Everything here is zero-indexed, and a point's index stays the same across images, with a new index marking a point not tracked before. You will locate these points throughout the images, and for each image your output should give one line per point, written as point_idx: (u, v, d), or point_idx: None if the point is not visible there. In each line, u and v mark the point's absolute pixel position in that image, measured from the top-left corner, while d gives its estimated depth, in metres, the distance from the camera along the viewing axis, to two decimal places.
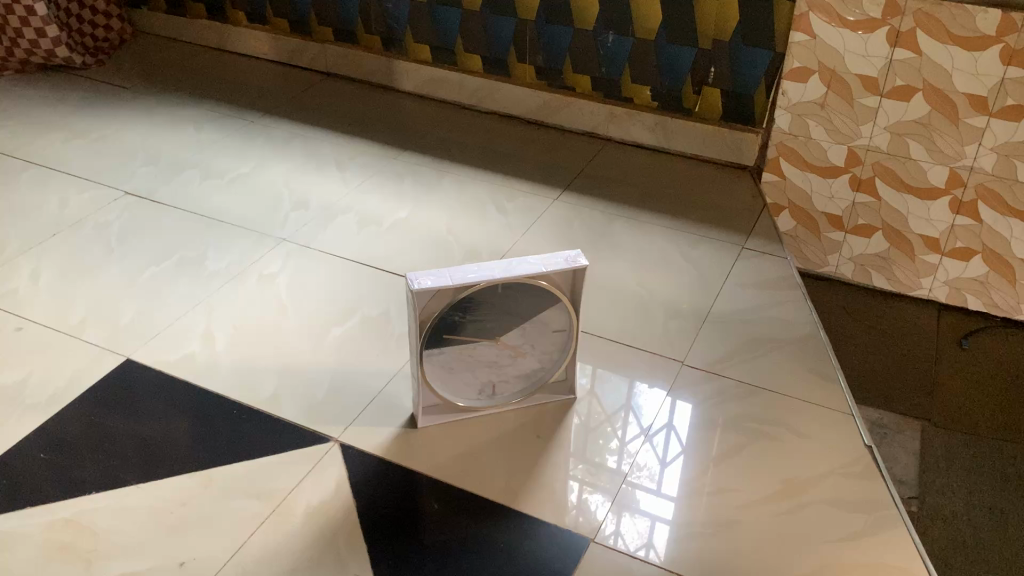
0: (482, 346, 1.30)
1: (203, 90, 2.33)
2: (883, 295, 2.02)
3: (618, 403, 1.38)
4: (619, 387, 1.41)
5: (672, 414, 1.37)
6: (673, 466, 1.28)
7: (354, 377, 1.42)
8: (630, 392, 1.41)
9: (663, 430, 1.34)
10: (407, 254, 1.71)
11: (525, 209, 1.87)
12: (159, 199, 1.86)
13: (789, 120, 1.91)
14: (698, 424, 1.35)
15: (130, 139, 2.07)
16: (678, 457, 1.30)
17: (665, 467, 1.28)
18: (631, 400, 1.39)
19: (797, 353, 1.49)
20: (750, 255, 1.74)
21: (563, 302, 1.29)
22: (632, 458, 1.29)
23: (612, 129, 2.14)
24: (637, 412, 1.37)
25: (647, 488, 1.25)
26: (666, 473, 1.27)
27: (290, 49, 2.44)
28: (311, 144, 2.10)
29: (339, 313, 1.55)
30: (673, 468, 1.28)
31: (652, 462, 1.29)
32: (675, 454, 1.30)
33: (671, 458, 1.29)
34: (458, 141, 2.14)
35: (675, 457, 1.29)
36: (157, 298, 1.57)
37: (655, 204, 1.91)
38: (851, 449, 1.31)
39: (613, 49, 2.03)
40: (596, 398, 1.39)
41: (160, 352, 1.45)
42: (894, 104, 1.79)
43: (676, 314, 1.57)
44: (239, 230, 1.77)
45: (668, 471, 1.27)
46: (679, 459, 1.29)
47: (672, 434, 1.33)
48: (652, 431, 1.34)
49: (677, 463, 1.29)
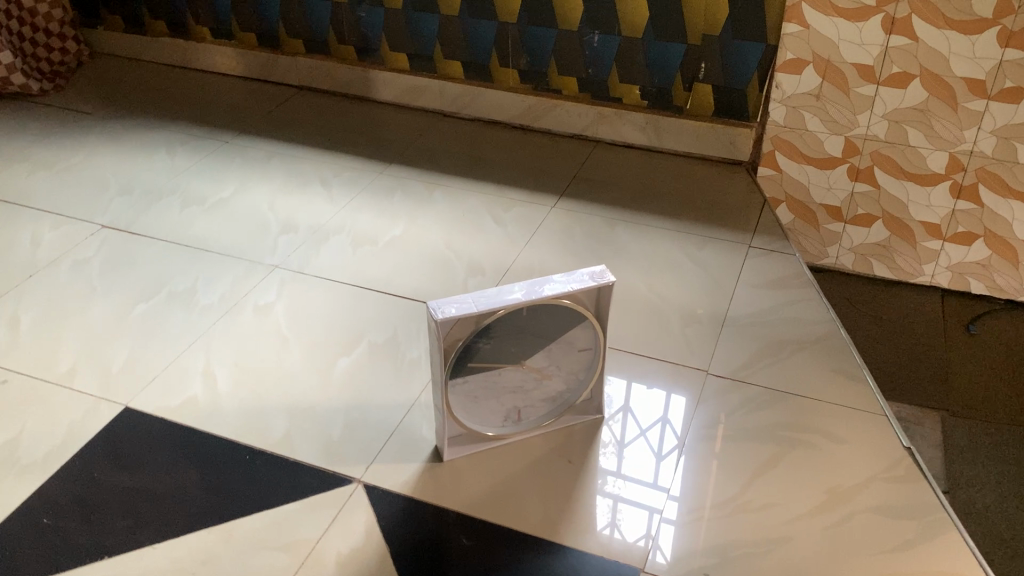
0: (506, 371, 1.23)
1: (172, 111, 2.23)
2: (881, 284, 2.00)
3: (615, 403, 1.36)
4: (618, 390, 1.39)
5: (667, 410, 1.35)
6: (671, 461, 1.27)
7: (368, 411, 1.35)
8: (623, 391, 1.38)
9: (657, 424, 1.33)
10: (407, 275, 1.64)
11: (523, 218, 1.81)
12: (138, 230, 1.76)
13: (784, 113, 1.87)
14: (691, 419, 1.34)
15: (100, 167, 1.97)
16: (676, 452, 1.28)
17: (662, 462, 1.26)
18: (626, 399, 1.37)
19: (821, 352, 1.45)
20: (758, 253, 1.70)
21: (590, 321, 1.23)
22: (628, 455, 1.27)
23: (602, 130, 2.09)
24: (634, 412, 1.34)
25: (645, 483, 1.23)
26: (660, 467, 1.26)
27: (260, 63, 2.36)
28: (291, 161, 2.02)
29: (344, 341, 1.48)
30: (670, 464, 1.27)
31: (647, 456, 1.27)
32: (672, 449, 1.29)
33: (668, 453, 1.28)
34: (444, 151, 2.07)
35: (671, 452, 1.28)
36: (148, 338, 1.49)
37: (653, 206, 1.87)
38: (890, 452, 1.27)
39: (599, 48, 1.98)
40: (620, 412, 1.34)
41: (160, 398, 1.37)
42: (891, 92, 1.76)
43: (692, 320, 1.53)
44: (229, 259, 1.68)
45: (662, 464, 1.26)
46: (677, 455, 1.28)
47: (667, 427, 1.32)
48: (648, 428, 1.32)
49: (673, 459, 1.27)
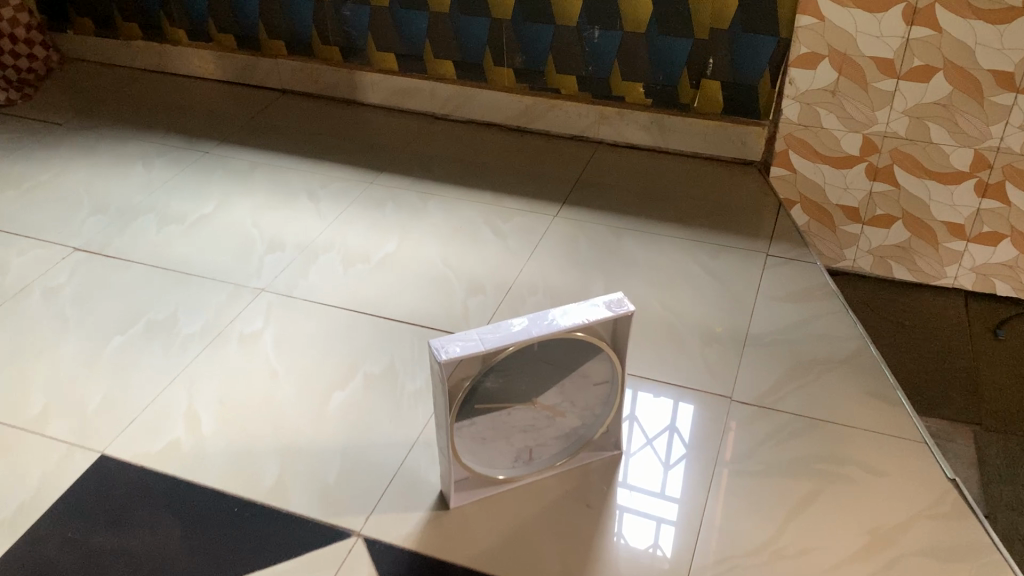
0: (517, 409, 1.12)
1: (148, 119, 2.11)
2: (903, 288, 1.90)
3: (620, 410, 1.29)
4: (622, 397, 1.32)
5: (675, 418, 1.29)
6: (676, 469, 1.21)
7: (364, 452, 1.24)
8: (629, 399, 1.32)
9: (665, 432, 1.27)
10: (403, 296, 1.53)
11: (524, 229, 1.70)
12: (113, 253, 1.65)
13: (797, 110, 1.76)
14: (699, 425, 1.28)
15: (71, 183, 1.84)
16: (681, 459, 1.23)
17: (667, 469, 1.21)
18: (632, 408, 1.30)
19: (850, 372, 1.36)
20: (776, 262, 1.60)
21: (606, 353, 1.12)
22: (634, 464, 1.22)
23: (603, 131, 1.99)
24: (638, 420, 1.29)
25: (649, 490, 1.18)
26: (668, 476, 1.20)
27: (240, 67, 2.24)
28: (276, 171, 1.90)
29: (338, 372, 1.37)
30: (675, 472, 1.21)
31: (654, 465, 1.22)
32: (677, 456, 1.23)
33: (673, 461, 1.23)
34: (438, 157, 1.96)
35: (677, 460, 1.23)
36: (126, 375, 1.38)
37: (661, 212, 1.76)
38: (933, 485, 1.17)
39: (599, 44, 1.86)
40: (635, 437, 1.26)
41: (139, 444, 1.26)
42: (912, 87, 1.65)
43: (711, 340, 1.42)
44: (212, 282, 1.57)
45: (671, 474, 1.20)
46: (682, 463, 1.22)
47: (675, 436, 1.26)
48: (655, 437, 1.26)
49: (678, 466, 1.22)
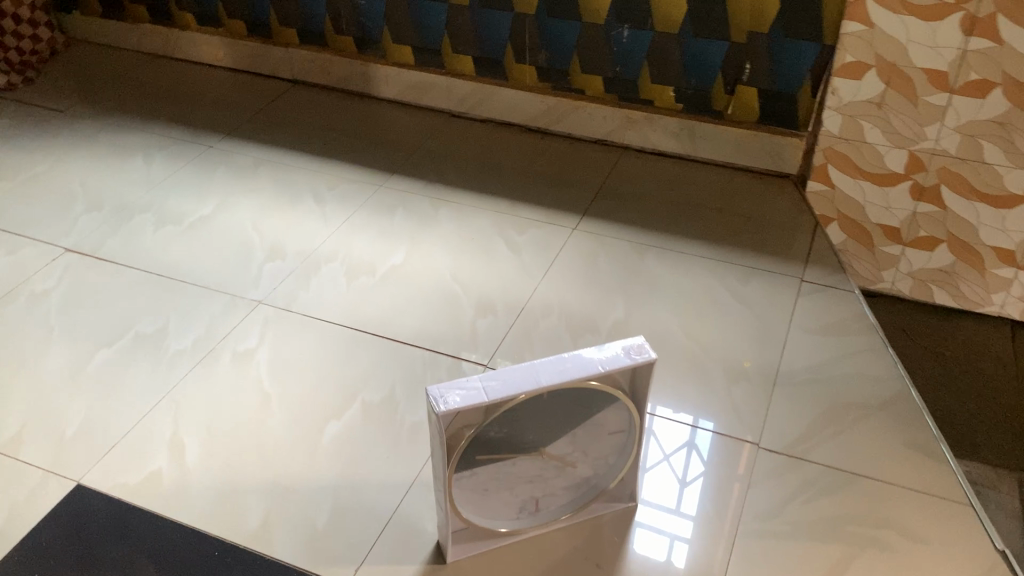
0: (521, 459, 1.02)
1: (152, 108, 2.02)
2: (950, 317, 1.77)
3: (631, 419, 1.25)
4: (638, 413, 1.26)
5: (694, 434, 1.23)
6: (693, 486, 1.16)
7: (357, 494, 1.15)
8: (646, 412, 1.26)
9: (683, 448, 1.21)
10: (408, 314, 1.44)
11: (540, 242, 1.59)
12: (106, 255, 1.56)
13: (839, 122, 1.64)
14: (720, 447, 1.21)
15: (67, 177, 1.76)
16: (698, 476, 1.17)
17: (683, 486, 1.16)
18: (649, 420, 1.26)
19: (889, 420, 1.25)
20: (811, 289, 1.49)
21: (623, 403, 1.02)
22: (649, 480, 1.17)
23: (629, 136, 1.87)
24: (654, 435, 1.23)
25: (663, 506, 1.14)
26: (685, 493, 1.15)
27: (250, 55, 2.14)
28: (281, 170, 1.81)
29: (335, 399, 1.28)
30: (692, 488, 1.16)
31: (670, 481, 1.17)
32: (694, 472, 1.18)
33: (690, 477, 1.18)
34: (453, 159, 1.86)
35: (693, 476, 1.18)
36: (109, 393, 1.29)
37: (688, 227, 1.65)
38: (978, 558, 1.07)
39: (628, 44, 1.74)
40: (652, 460, 1.20)
41: (116, 474, 1.17)
42: (966, 103, 1.51)
43: (738, 377, 1.32)
44: (206, 292, 1.48)
45: (688, 491, 1.16)
46: (699, 480, 1.17)
47: (693, 452, 1.21)
48: (672, 452, 1.21)
49: (695, 483, 1.17)
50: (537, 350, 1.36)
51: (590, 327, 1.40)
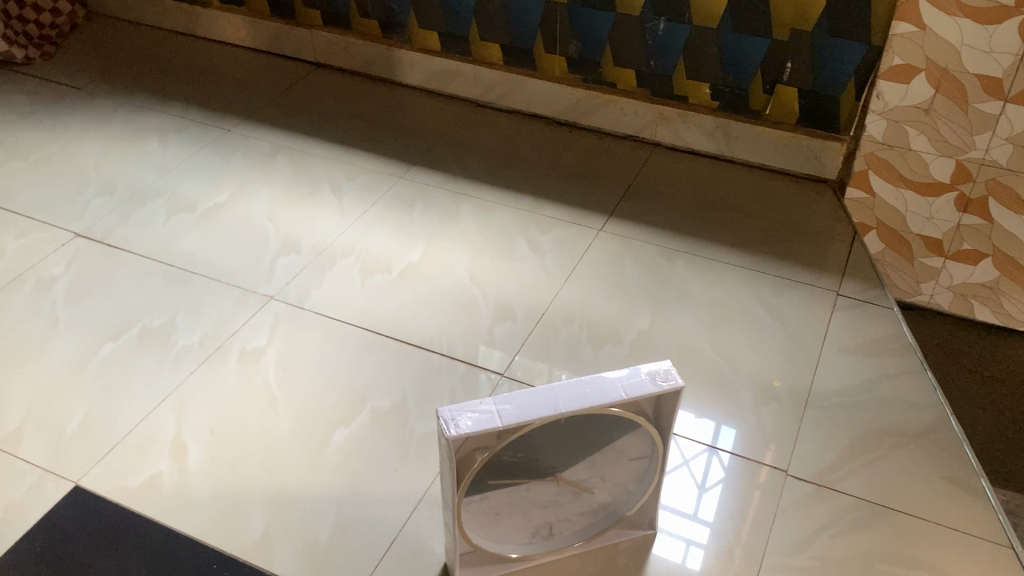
0: (536, 483, 0.97)
1: (170, 87, 1.97)
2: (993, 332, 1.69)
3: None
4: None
5: (716, 439, 1.20)
6: (712, 493, 1.13)
7: (362, 508, 1.10)
8: None
9: (703, 452, 1.18)
10: (423, 315, 1.38)
11: (564, 243, 1.53)
12: (116, 242, 1.52)
13: (884, 127, 1.55)
14: (744, 462, 1.17)
15: (81, 158, 1.72)
16: (718, 483, 1.14)
17: (702, 492, 1.13)
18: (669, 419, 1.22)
19: (927, 450, 1.18)
20: (848, 304, 1.42)
21: (646, 430, 0.96)
22: (668, 484, 1.14)
23: (661, 133, 1.80)
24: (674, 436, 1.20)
25: (680, 511, 1.11)
26: (703, 498, 1.12)
27: (273, 36, 2.08)
28: (300, 158, 1.75)
29: (343, 404, 1.23)
30: (711, 495, 1.13)
31: (688, 486, 1.14)
32: (714, 479, 1.15)
33: (710, 483, 1.14)
34: (476, 151, 1.79)
35: (713, 483, 1.14)
36: (113, 389, 1.25)
37: (719, 232, 1.58)
38: None
39: (663, 38, 1.66)
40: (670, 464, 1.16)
41: (115, 477, 1.13)
42: (1021, 112, 1.42)
43: (768, 397, 1.25)
44: (217, 285, 1.44)
45: (706, 497, 1.13)
46: (719, 487, 1.14)
47: (714, 456, 1.17)
48: (692, 456, 1.17)
49: (714, 489, 1.13)
50: (557, 359, 1.30)
51: (613, 336, 1.34)
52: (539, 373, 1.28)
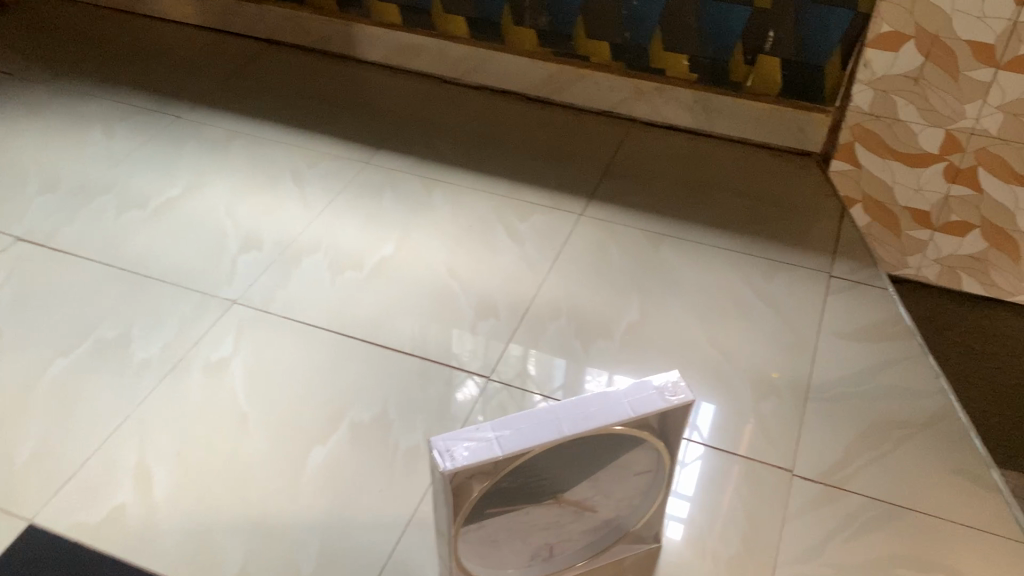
0: (537, 506, 0.90)
1: (112, 71, 1.84)
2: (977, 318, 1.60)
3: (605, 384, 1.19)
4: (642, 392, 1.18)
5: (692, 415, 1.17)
6: (692, 469, 1.11)
7: (346, 536, 1.02)
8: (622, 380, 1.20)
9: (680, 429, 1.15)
10: (400, 315, 1.30)
11: (544, 231, 1.45)
12: (61, 246, 1.40)
13: (870, 97, 1.49)
14: (746, 461, 1.11)
15: (18, 152, 1.59)
16: (697, 458, 1.12)
17: (681, 467, 1.11)
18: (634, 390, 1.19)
19: (934, 442, 1.14)
20: (842, 286, 1.36)
21: (652, 444, 0.89)
22: None
23: (638, 108, 1.73)
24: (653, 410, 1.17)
25: None
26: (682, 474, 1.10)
27: (221, 12, 1.95)
28: (257, 145, 1.64)
29: (321, 419, 1.15)
30: (690, 471, 1.11)
31: None
32: (692, 454, 1.12)
33: (689, 458, 1.12)
34: (445, 131, 1.70)
35: (692, 458, 1.12)
36: (66, 412, 1.15)
37: (704, 213, 1.51)
38: None
39: (639, 8, 1.58)
40: None
41: (75, 512, 1.04)
42: (1013, 79, 1.35)
43: (767, 390, 1.20)
44: (175, 290, 1.34)
45: (685, 473, 1.10)
46: (698, 462, 1.12)
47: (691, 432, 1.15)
48: None
49: (693, 465, 1.11)
50: (547, 360, 1.22)
51: (601, 332, 1.27)
52: (528, 375, 1.20)
